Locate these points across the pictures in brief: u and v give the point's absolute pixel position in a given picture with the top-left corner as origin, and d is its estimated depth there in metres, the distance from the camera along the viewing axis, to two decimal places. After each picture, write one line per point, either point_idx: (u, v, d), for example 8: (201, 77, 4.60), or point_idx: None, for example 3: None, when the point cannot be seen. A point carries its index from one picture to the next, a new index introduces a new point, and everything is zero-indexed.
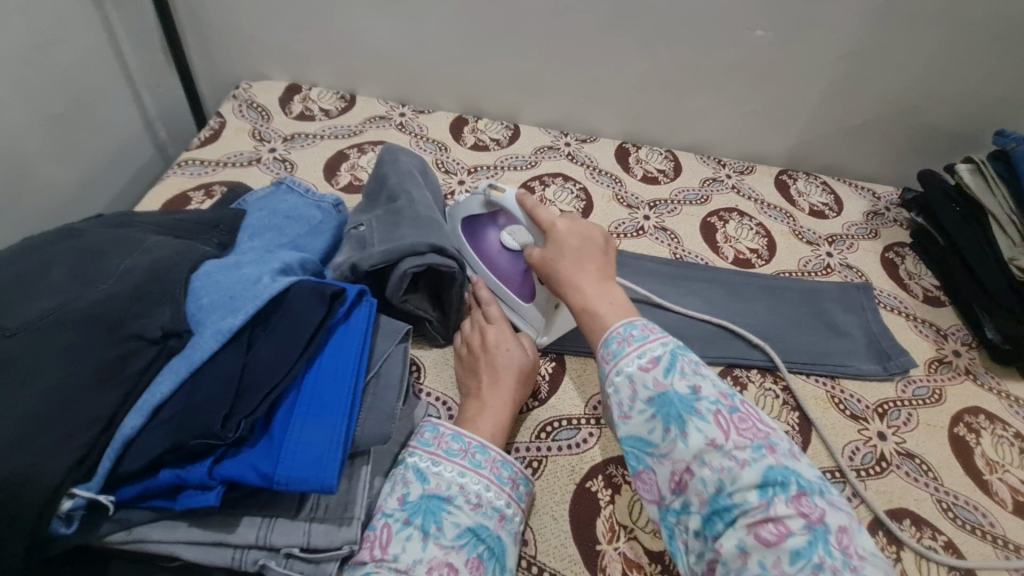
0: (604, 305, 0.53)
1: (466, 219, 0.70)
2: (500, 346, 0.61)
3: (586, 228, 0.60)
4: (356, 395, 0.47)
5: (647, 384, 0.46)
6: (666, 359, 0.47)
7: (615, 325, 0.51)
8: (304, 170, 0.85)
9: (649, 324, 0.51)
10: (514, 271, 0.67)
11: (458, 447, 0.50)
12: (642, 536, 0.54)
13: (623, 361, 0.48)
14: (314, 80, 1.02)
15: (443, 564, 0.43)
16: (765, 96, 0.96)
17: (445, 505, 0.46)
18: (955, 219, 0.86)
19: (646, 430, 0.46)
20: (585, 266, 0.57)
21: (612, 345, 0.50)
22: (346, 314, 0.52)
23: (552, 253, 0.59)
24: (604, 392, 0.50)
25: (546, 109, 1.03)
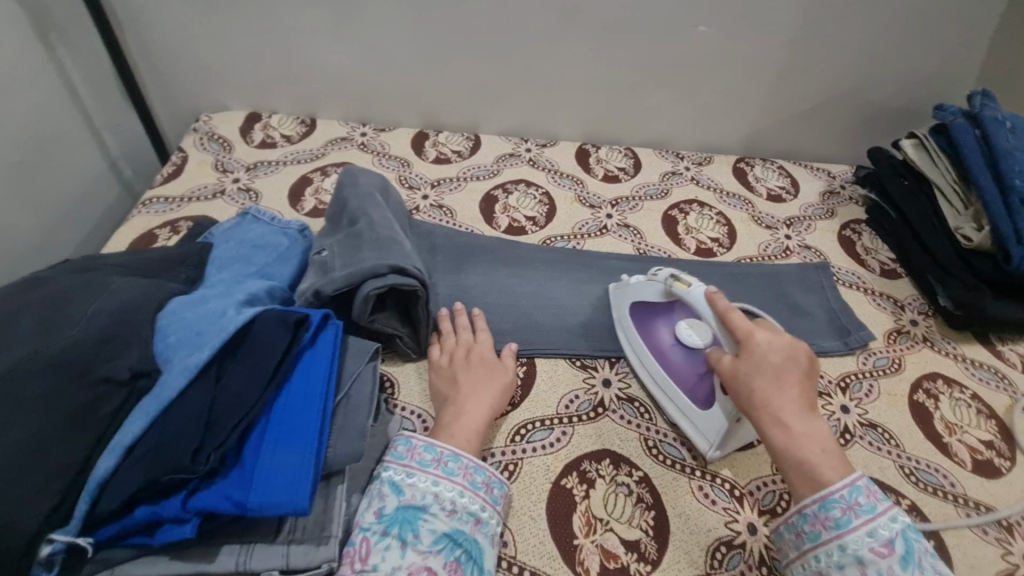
0: (816, 453, 0.53)
1: (640, 308, 0.70)
2: (482, 365, 0.63)
3: (790, 344, 0.58)
4: (326, 417, 0.49)
5: (880, 569, 0.47)
6: (901, 545, 0.48)
7: (837, 484, 0.51)
8: (269, 198, 0.86)
9: (871, 486, 0.51)
10: (692, 371, 0.64)
11: (432, 457, 0.52)
12: (618, 526, 0.57)
13: (849, 534, 0.48)
14: (274, 107, 1.03)
15: (423, 571, 0.45)
16: (716, 88, 0.99)
17: (421, 514, 0.48)
18: (905, 192, 0.89)
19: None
20: (785, 389, 0.55)
21: (834, 510, 0.50)
22: (313, 339, 0.53)
23: (748, 367, 0.56)
24: (805, 557, 0.51)
25: (504, 118, 1.04)
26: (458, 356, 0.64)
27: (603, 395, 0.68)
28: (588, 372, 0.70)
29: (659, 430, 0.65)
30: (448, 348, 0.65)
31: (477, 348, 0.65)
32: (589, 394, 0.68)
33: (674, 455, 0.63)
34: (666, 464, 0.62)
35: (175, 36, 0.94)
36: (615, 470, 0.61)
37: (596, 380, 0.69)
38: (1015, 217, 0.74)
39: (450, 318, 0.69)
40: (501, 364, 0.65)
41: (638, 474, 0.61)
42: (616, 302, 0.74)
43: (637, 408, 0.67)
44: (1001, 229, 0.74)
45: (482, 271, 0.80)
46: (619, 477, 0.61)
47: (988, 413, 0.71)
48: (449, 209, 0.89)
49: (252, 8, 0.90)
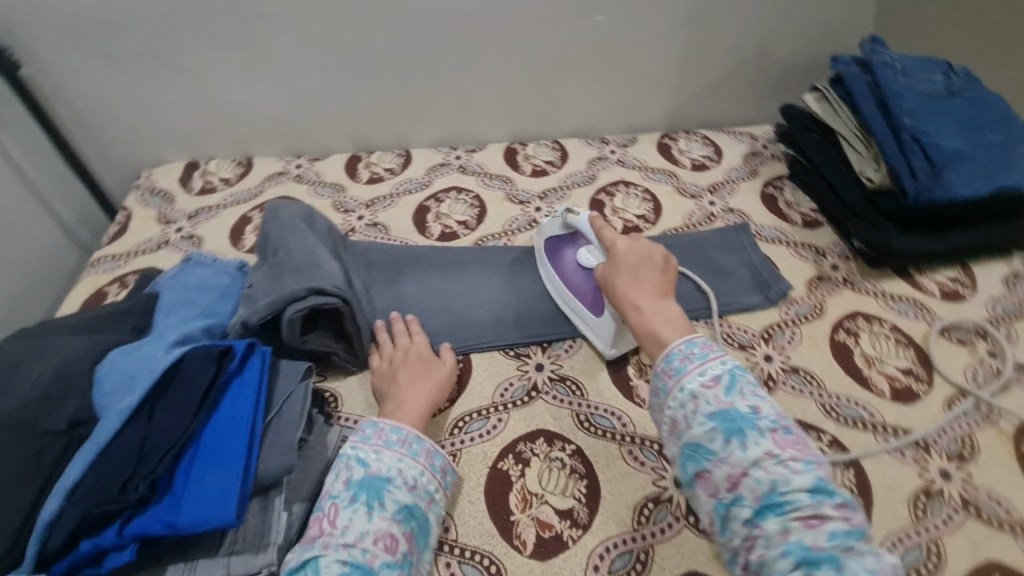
0: (661, 322, 0.58)
1: (551, 241, 0.81)
2: (421, 362, 0.68)
3: (647, 247, 0.66)
4: (253, 437, 0.53)
5: (709, 400, 0.50)
6: (726, 377, 0.51)
7: (676, 342, 0.55)
8: (211, 241, 0.90)
9: (709, 343, 0.55)
10: (586, 287, 0.74)
11: (397, 438, 0.56)
12: (552, 498, 0.61)
13: (686, 377, 0.52)
14: (211, 153, 1.08)
15: (386, 536, 0.50)
16: (626, 71, 1.03)
17: (386, 485, 0.52)
18: (815, 144, 0.92)
19: (706, 439, 0.49)
20: (642, 283, 0.62)
21: (674, 361, 0.54)
22: (240, 367, 0.58)
23: (612, 270, 0.65)
24: (663, 407, 0.53)
25: (432, 130, 1.08)
26: (398, 357, 0.69)
27: (536, 379, 0.72)
28: (522, 360, 0.74)
29: (590, 404, 0.69)
30: (388, 353, 0.69)
31: (414, 349, 0.70)
32: (523, 380, 0.72)
33: (605, 425, 0.67)
34: (597, 435, 0.66)
35: (105, 101, 0.98)
36: (549, 447, 0.65)
37: (529, 366, 0.73)
38: (908, 154, 0.77)
39: (386, 328, 0.73)
40: (439, 359, 0.70)
41: (571, 447, 0.65)
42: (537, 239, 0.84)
43: (569, 387, 0.71)
44: (896, 167, 0.77)
45: (417, 280, 0.84)
46: (552, 453, 0.64)
47: (907, 342, 0.75)
48: (384, 225, 0.93)
49: (172, 66, 0.94)
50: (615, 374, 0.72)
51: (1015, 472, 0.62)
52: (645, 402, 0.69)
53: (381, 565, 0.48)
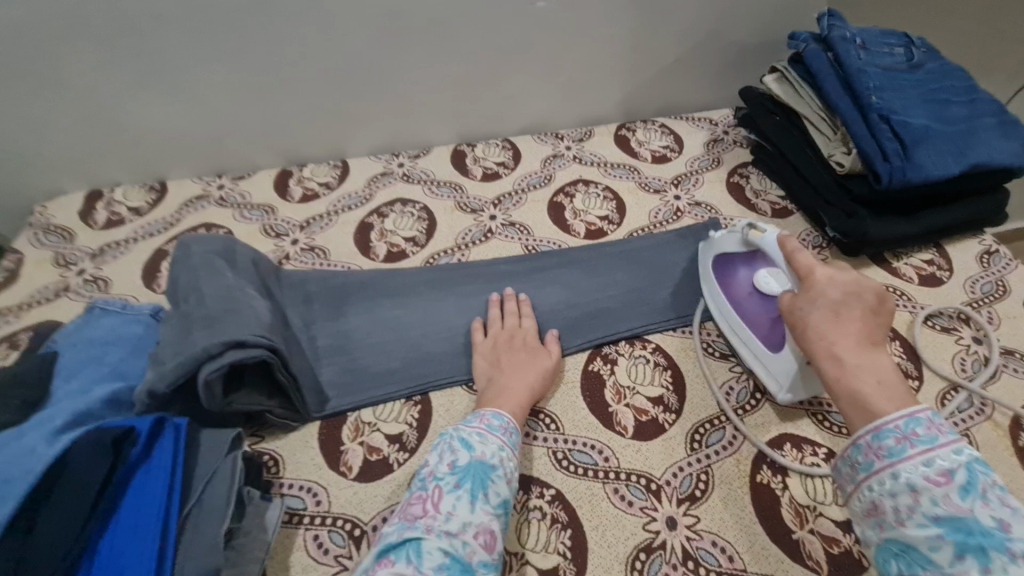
0: (869, 384, 0.47)
1: (724, 259, 0.71)
2: (524, 348, 0.66)
3: (858, 285, 0.53)
4: (165, 539, 0.43)
5: (935, 499, 0.40)
6: (963, 476, 0.40)
7: (892, 415, 0.44)
8: (120, 284, 0.78)
9: (938, 421, 0.43)
10: (764, 317, 0.64)
11: (499, 423, 0.55)
12: (534, 557, 0.54)
13: (904, 465, 0.42)
14: (115, 179, 0.94)
15: (486, 532, 0.46)
16: (576, 61, 0.95)
17: (491, 472, 0.50)
18: (778, 129, 0.88)
19: (926, 545, 0.39)
20: (846, 326, 0.50)
21: (886, 440, 0.43)
22: (147, 450, 0.48)
23: (804, 304, 0.54)
24: (862, 491, 0.44)
25: (369, 137, 0.98)
26: (503, 340, 0.68)
27: None
28: None
29: (567, 439, 0.62)
30: (493, 331, 0.70)
31: (522, 332, 0.69)
32: None
33: (586, 462, 0.60)
34: (577, 474, 0.59)
35: None
36: (526, 495, 0.58)
37: None
38: (879, 134, 0.73)
39: (500, 303, 0.74)
40: (545, 349, 0.67)
41: (550, 492, 0.58)
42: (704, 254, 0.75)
43: (543, 420, 0.64)
44: (867, 149, 0.72)
45: (364, 310, 0.74)
46: (530, 502, 0.57)
47: (892, 335, 0.71)
48: (322, 249, 0.83)
49: (50, 84, 0.80)
50: (591, 401, 0.65)
51: (1016, 468, 0.59)
52: (628, 431, 0.63)
53: (479, 563, 0.45)
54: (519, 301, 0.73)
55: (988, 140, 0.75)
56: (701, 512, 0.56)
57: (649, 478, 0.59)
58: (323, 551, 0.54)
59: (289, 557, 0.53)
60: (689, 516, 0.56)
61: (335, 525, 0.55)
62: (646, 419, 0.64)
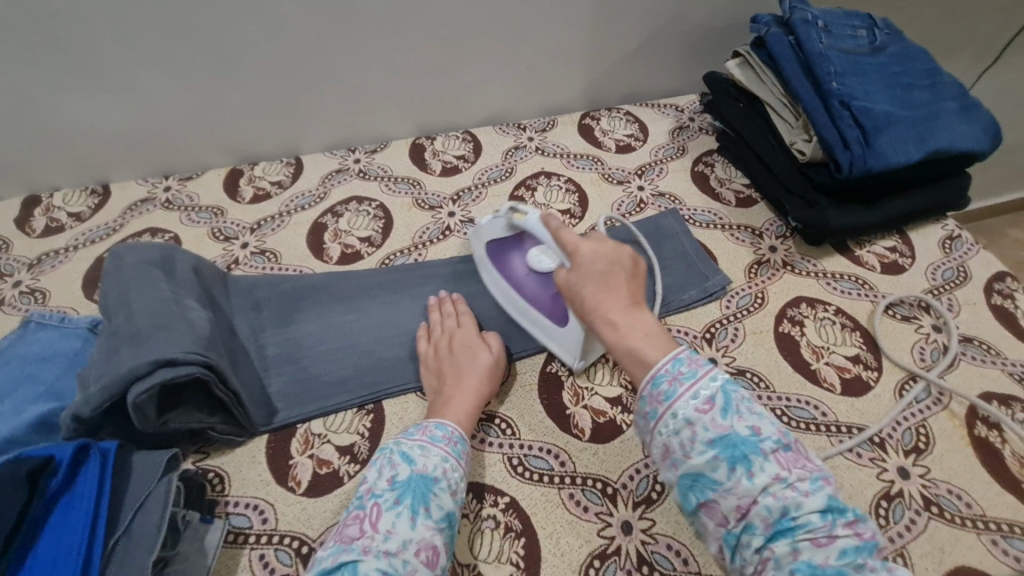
0: (638, 338, 0.48)
1: (494, 244, 0.71)
2: (463, 349, 0.63)
3: (615, 249, 0.53)
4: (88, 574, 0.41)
5: (706, 426, 0.42)
6: (721, 397, 0.43)
7: (661, 360, 0.45)
8: (59, 295, 0.75)
9: (696, 356, 0.45)
10: (545, 295, 0.65)
11: (442, 434, 0.53)
12: (486, 568, 0.52)
13: (677, 403, 0.43)
14: (54, 184, 0.90)
15: (428, 548, 0.45)
16: (534, 48, 0.91)
17: (432, 486, 0.48)
18: (742, 115, 0.86)
19: (708, 468, 0.41)
20: (614, 293, 0.51)
21: (661, 384, 0.44)
22: (69, 479, 0.45)
23: (575, 279, 0.53)
24: (653, 435, 0.45)
25: (323, 133, 0.94)
26: (443, 344, 0.65)
27: None
28: None
29: (523, 444, 0.61)
30: (435, 335, 0.67)
31: (461, 331, 0.66)
32: None
33: (541, 467, 0.59)
34: (533, 480, 0.58)
35: None
36: (480, 504, 0.56)
37: None
38: (839, 122, 0.71)
39: (438, 305, 0.71)
40: (485, 343, 0.65)
41: (504, 500, 0.57)
42: (474, 242, 0.73)
43: (499, 425, 0.62)
44: (827, 137, 0.71)
45: (315, 315, 0.72)
46: (483, 511, 0.56)
47: (852, 326, 0.71)
48: (273, 252, 0.80)
49: None
50: (548, 403, 0.64)
51: (970, 458, 0.59)
52: (584, 433, 0.62)
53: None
54: (456, 301, 0.71)
55: (949, 125, 0.73)
56: (657, 514, 0.55)
57: (605, 481, 0.58)
58: (270, 571, 0.52)
59: None
60: (644, 519, 0.55)
61: (282, 543, 0.54)
62: (603, 420, 0.62)
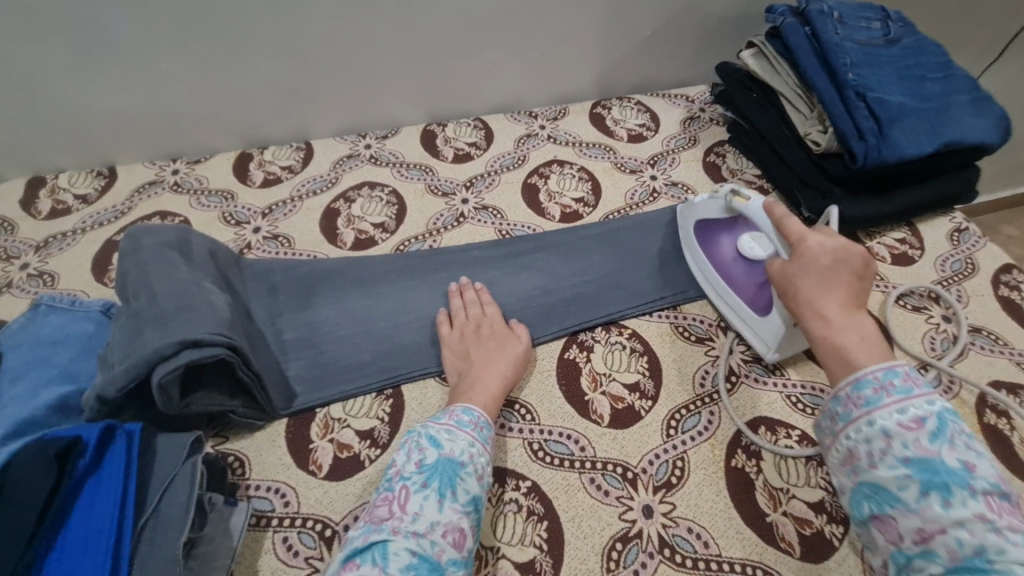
0: (852, 340, 0.49)
1: (706, 224, 0.72)
2: (491, 336, 0.65)
3: (846, 245, 0.53)
4: (119, 555, 0.41)
5: (906, 443, 0.42)
6: (935, 422, 0.42)
7: (871, 366, 0.46)
8: (68, 278, 0.74)
9: (914, 377, 0.45)
10: (750, 283, 0.65)
11: (469, 419, 0.54)
12: (509, 550, 0.53)
13: (879, 413, 0.44)
14: (58, 166, 0.88)
15: (456, 530, 0.46)
16: (548, 35, 0.91)
17: (459, 470, 0.49)
18: (755, 106, 0.86)
19: (894, 484, 0.41)
20: (834, 292, 0.52)
21: (864, 389, 0.45)
22: (95, 461, 0.45)
23: (796, 269, 0.55)
24: (842, 439, 0.46)
25: (333, 118, 0.93)
26: (469, 331, 0.66)
27: None
28: None
29: (543, 429, 0.61)
30: (458, 321, 0.68)
31: (487, 320, 0.67)
32: None
33: (561, 452, 0.59)
34: (553, 465, 0.58)
35: None
36: (501, 488, 0.57)
37: None
38: (854, 112, 0.72)
39: (459, 293, 0.71)
40: (512, 334, 0.66)
41: (526, 484, 0.57)
42: (683, 220, 0.76)
43: (519, 411, 0.62)
44: (842, 128, 0.71)
45: (331, 301, 0.71)
46: (505, 494, 0.56)
47: None
48: (286, 237, 0.79)
49: None
50: (567, 389, 0.64)
51: (981, 444, 0.61)
52: (604, 419, 0.62)
53: (448, 561, 0.44)
54: (478, 289, 0.71)
55: (961, 117, 0.74)
56: (677, 498, 0.56)
57: (625, 466, 0.58)
58: (293, 554, 0.52)
59: (257, 561, 0.51)
60: (665, 503, 0.56)
61: (305, 526, 0.54)
62: (622, 407, 0.63)
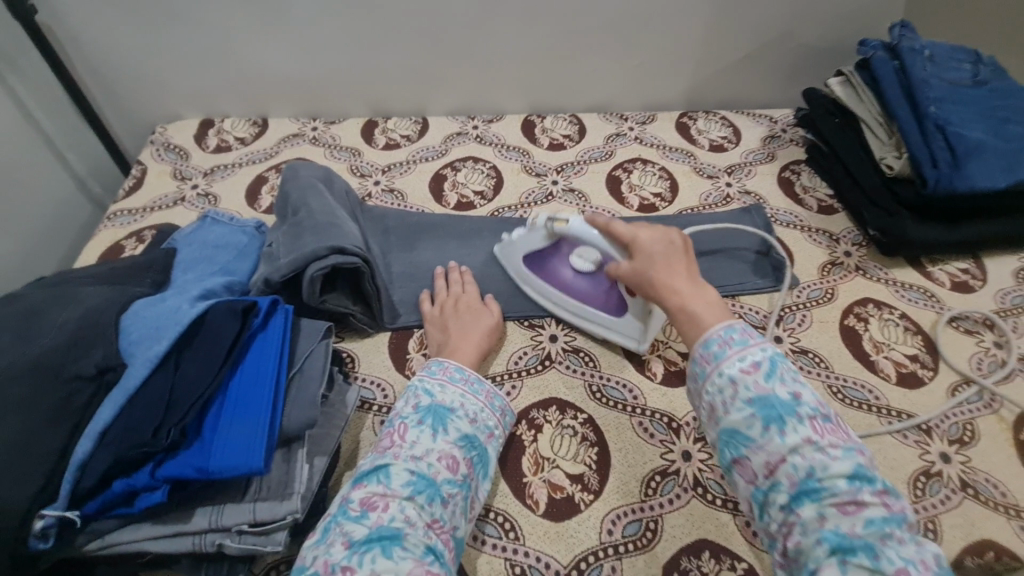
0: (700, 306, 0.55)
1: (531, 256, 0.76)
2: (467, 311, 0.72)
3: (665, 231, 0.62)
4: (278, 390, 0.54)
5: (748, 385, 0.48)
6: (768, 364, 0.48)
7: (716, 327, 0.52)
8: (226, 200, 0.90)
9: (749, 330, 0.52)
10: (599, 291, 0.71)
11: (460, 375, 0.60)
12: (564, 463, 0.62)
13: (725, 363, 0.49)
14: (225, 112, 1.06)
15: (449, 457, 0.52)
16: (648, 47, 1.01)
17: (450, 414, 0.55)
18: (836, 130, 0.92)
19: (744, 425, 0.46)
20: (675, 270, 0.59)
21: (712, 346, 0.51)
22: (264, 324, 0.58)
23: (642, 262, 0.61)
24: (701, 393, 0.51)
25: (449, 99, 1.07)
26: (448, 306, 0.73)
27: (550, 349, 0.73)
28: (536, 330, 0.75)
29: (602, 375, 0.70)
30: (444, 296, 0.75)
31: (464, 297, 0.74)
32: (537, 349, 0.73)
33: (617, 396, 0.68)
34: (608, 405, 0.67)
35: (116, 54, 0.96)
36: (561, 415, 0.66)
37: (543, 337, 0.74)
38: (931, 143, 0.78)
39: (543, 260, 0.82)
40: (487, 308, 0.73)
41: (583, 416, 0.66)
42: (506, 258, 0.79)
43: (582, 357, 0.72)
44: (919, 155, 0.77)
45: (433, 246, 0.84)
46: (564, 420, 0.66)
47: (915, 330, 0.76)
48: (400, 192, 0.93)
49: (186, 21, 0.92)
50: (627, 348, 0.73)
51: (1012, 458, 0.64)
52: (656, 376, 0.70)
53: (442, 481, 0.51)
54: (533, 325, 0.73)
55: None
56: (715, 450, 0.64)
57: (671, 417, 0.67)
58: None
59: (360, 433, 0.64)
60: (703, 452, 0.64)
61: None
62: (674, 369, 0.71)
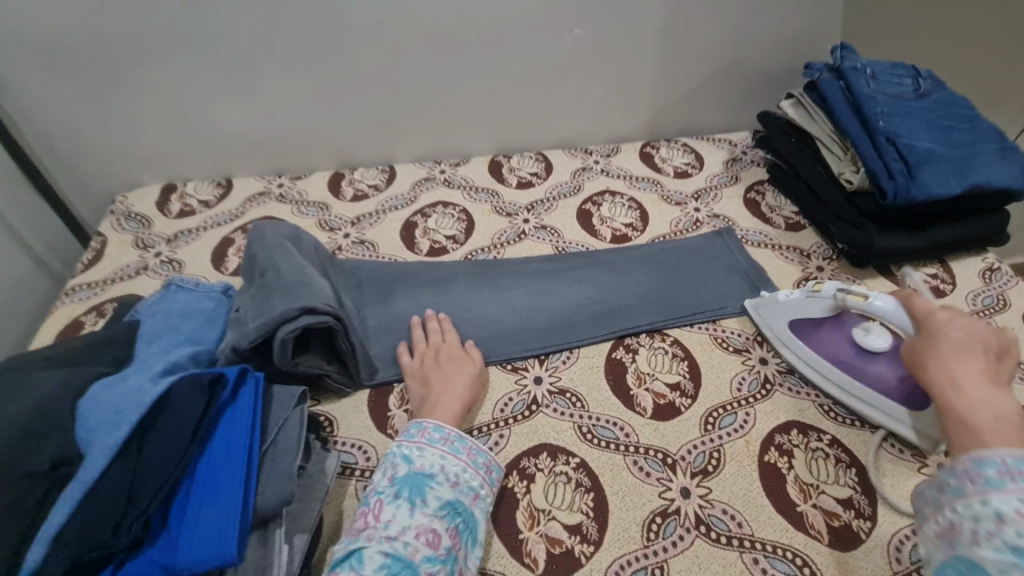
0: (985, 418, 0.44)
1: (802, 324, 0.72)
2: (448, 361, 0.70)
3: (978, 328, 0.53)
4: (250, 467, 0.51)
5: (1021, 531, 0.37)
6: None
7: (1001, 450, 0.41)
8: (191, 265, 0.88)
9: None
10: (892, 376, 0.65)
11: (440, 435, 0.57)
12: (560, 514, 0.60)
13: (997, 492, 0.39)
14: (187, 175, 1.05)
15: (428, 531, 0.50)
16: (606, 83, 1.03)
17: (428, 481, 0.53)
18: (794, 149, 0.94)
19: (994, 570, 0.37)
20: (967, 363, 0.49)
21: (987, 467, 0.41)
22: (232, 396, 0.55)
23: (929, 346, 0.53)
24: (955, 510, 0.42)
25: (415, 146, 1.07)
26: (428, 357, 0.71)
27: (536, 393, 0.71)
28: (519, 374, 0.73)
29: (591, 415, 0.68)
30: (424, 348, 0.72)
31: (445, 347, 0.72)
32: (523, 394, 0.71)
33: (609, 436, 0.66)
34: (600, 446, 0.65)
35: (71, 126, 0.95)
36: (553, 461, 0.64)
37: (528, 380, 0.72)
38: (884, 155, 0.80)
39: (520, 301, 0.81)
40: (468, 356, 0.71)
41: (575, 460, 0.64)
42: (769, 317, 0.75)
43: (569, 398, 0.70)
44: (874, 168, 0.79)
45: (408, 296, 0.82)
46: (557, 467, 0.63)
47: None
48: (371, 243, 0.92)
49: (142, 88, 0.92)
50: (614, 384, 0.72)
51: None
52: (647, 411, 0.69)
53: (421, 559, 0.48)
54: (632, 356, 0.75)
55: (987, 162, 0.81)
56: (713, 484, 0.62)
57: (666, 452, 0.65)
58: None
59: (342, 503, 0.60)
60: (702, 487, 0.62)
61: None
62: (664, 402, 0.70)
